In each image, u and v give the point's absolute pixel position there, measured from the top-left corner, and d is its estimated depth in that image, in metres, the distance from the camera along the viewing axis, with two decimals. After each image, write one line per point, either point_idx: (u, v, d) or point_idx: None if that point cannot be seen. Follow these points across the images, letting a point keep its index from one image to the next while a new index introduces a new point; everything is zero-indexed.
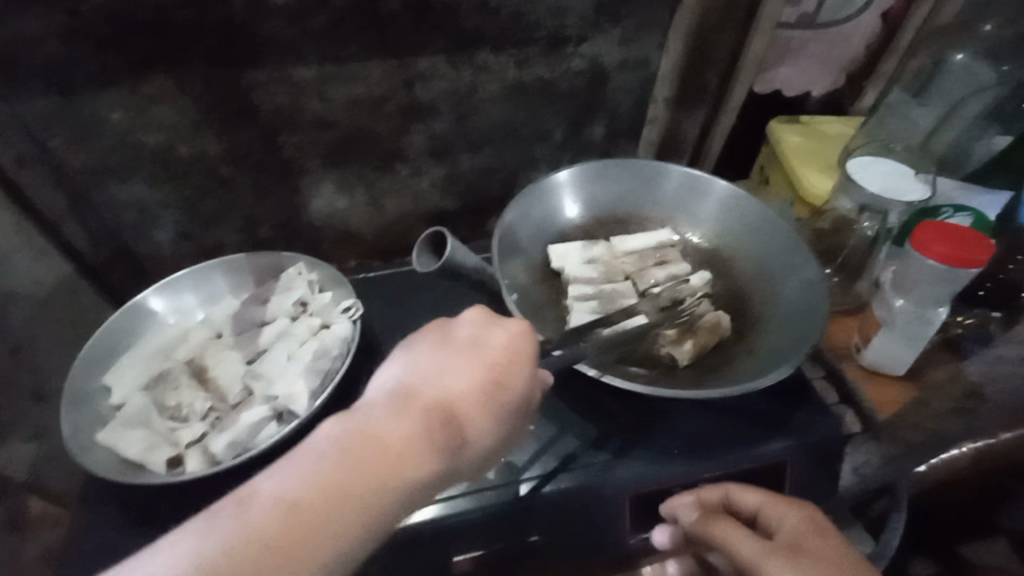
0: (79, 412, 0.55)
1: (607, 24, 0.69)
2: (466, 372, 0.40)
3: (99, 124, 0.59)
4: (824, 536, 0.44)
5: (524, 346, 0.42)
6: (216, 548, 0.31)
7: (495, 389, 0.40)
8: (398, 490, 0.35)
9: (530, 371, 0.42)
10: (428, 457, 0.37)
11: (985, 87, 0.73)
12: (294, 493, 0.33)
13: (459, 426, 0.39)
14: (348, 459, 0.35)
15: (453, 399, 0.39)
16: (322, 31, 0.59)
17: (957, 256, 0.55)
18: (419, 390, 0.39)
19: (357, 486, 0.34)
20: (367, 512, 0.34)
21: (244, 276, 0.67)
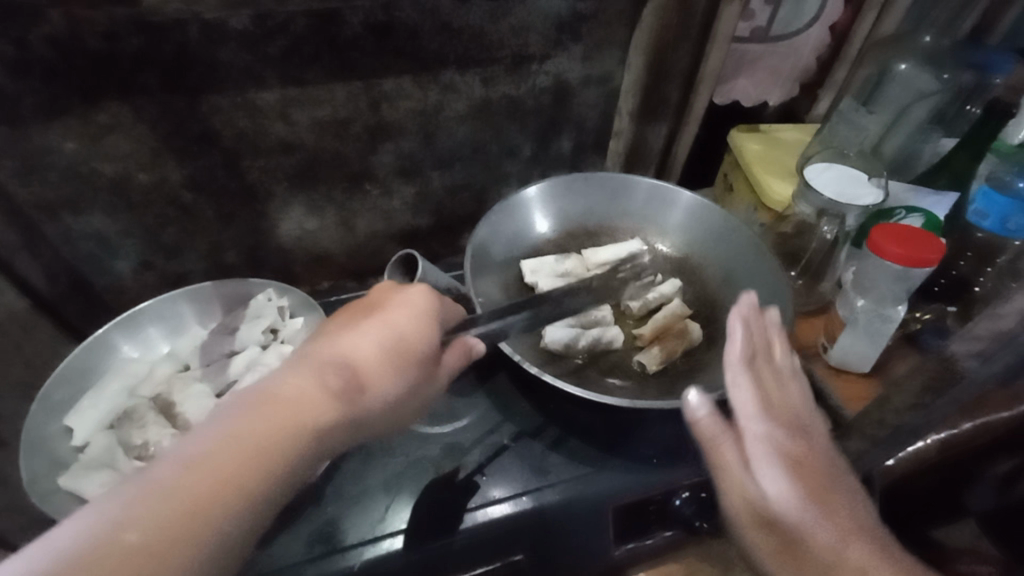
0: (37, 457, 0.52)
1: (568, 42, 0.71)
2: (368, 331, 0.44)
3: (51, 155, 0.57)
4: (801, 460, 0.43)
5: (423, 304, 0.47)
6: (131, 508, 0.33)
7: (396, 347, 0.44)
8: (304, 436, 0.38)
9: (431, 331, 0.46)
10: (330, 406, 0.40)
11: (928, 93, 0.76)
12: (201, 450, 0.35)
13: (362, 378, 0.42)
14: (251, 413, 0.37)
15: (354, 357, 0.43)
16: (284, 55, 0.59)
17: (909, 257, 0.58)
18: (322, 351, 0.43)
19: (258, 437, 0.37)
20: (273, 458, 0.36)
21: (210, 305, 0.66)
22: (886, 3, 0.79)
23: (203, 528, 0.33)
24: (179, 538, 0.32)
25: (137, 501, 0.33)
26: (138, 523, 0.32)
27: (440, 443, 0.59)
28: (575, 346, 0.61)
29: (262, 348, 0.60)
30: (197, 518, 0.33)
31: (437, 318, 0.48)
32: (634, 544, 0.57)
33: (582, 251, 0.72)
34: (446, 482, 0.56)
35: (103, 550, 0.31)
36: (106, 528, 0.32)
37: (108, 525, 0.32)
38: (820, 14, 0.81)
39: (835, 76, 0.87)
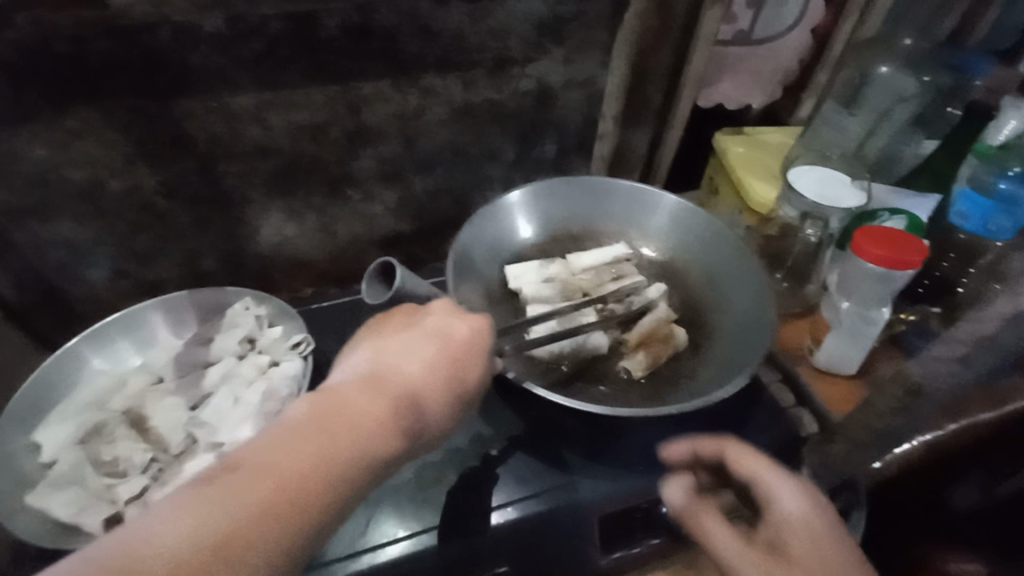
0: (1, 474, 0.51)
1: (550, 45, 0.70)
2: (429, 357, 0.44)
3: (17, 161, 0.56)
4: (824, 540, 0.40)
5: (483, 337, 0.47)
6: (208, 514, 0.33)
7: (454, 377, 0.45)
8: (369, 461, 0.38)
9: (485, 360, 0.47)
10: (394, 433, 0.40)
11: (907, 96, 0.77)
12: (272, 461, 0.36)
13: (422, 406, 0.43)
14: (322, 430, 0.38)
15: (416, 383, 0.43)
16: (258, 58, 0.58)
17: (891, 259, 0.58)
18: (385, 371, 0.43)
19: (327, 457, 0.37)
20: (342, 480, 0.37)
21: (185, 313, 0.64)
22: (865, 6, 0.80)
23: (275, 542, 0.34)
24: (254, 552, 0.33)
25: (212, 509, 0.33)
26: (211, 530, 0.33)
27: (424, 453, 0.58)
28: (559, 352, 0.61)
29: (238, 359, 0.59)
30: (268, 532, 0.34)
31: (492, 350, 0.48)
32: (620, 553, 0.54)
33: (566, 255, 0.71)
34: (428, 493, 0.55)
35: (177, 552, 0.31)
36: (179, 531, 0.32)
37: (181, 528, 0.32)
38: (801, 17, 0.81)
39: (816, 79, 0.87)
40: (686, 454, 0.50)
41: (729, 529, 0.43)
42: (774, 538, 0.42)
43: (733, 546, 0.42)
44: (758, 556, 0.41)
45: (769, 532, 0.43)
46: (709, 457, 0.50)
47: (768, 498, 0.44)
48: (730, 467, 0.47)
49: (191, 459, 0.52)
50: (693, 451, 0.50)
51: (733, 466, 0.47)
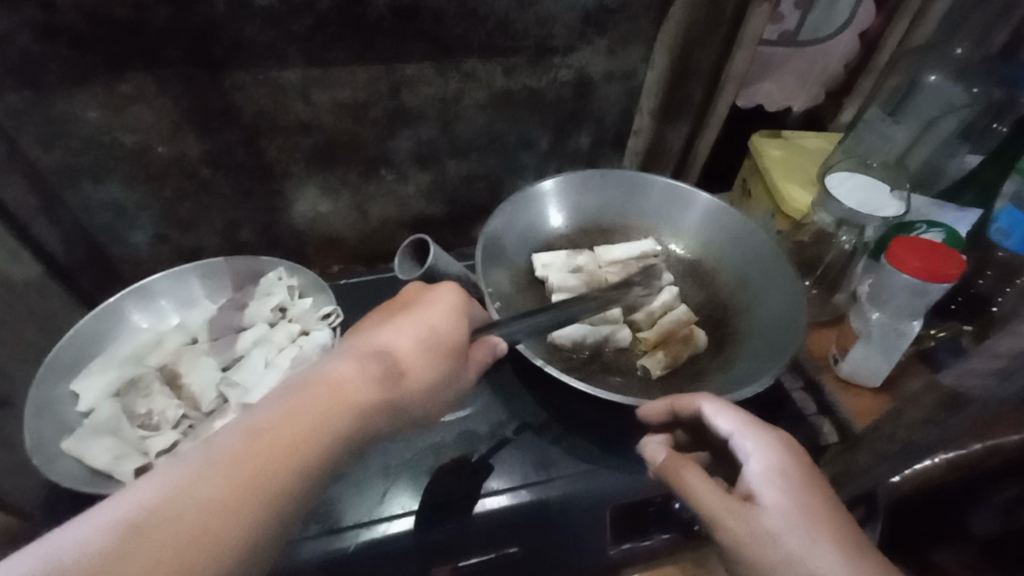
0: (43, 419, 0.53)
1: (594, 36, 0.70)
2: (407, 323, 0.45)
3: (72, 122, 0.58)
4: (805, 490, 0.41)
5: (458, 295, 0.48)
6: (186, 481, 0.33)
7: (431, 336, 0.45)
8: (354, 416, 0.38)
9: (463, 322, 0.47)
10: (373, 389, 0.40)
11: (957, 106, 0.74)
12: (254, 427, 0.36)
13: (405, 364, 0.43)
14: (301, 392, 0.38)
15: (393, 348, 0.43)
16: (307, 33, 0.59)
17: (930, 270, 0.57)
18: (360, 342, 0.43)
19: (309, 418, 0.37)
20: (321, 437, 0.36)
21: (221, 279, 0.66)
22: (919, 12, 0.78)
23: (255, 504, 0.33)
24: (234, 515, 0.33)
25: (189, 477, 0.33)
26: (197, 495, 0.33)
27: (444, 431, 0.59)
28: (583, 343, 0.61)
29: (270, 326, 0.60)
30: (252, 493, 0.33)
31: (468, 307, 0.49)
32: (630, 544, 0.57)
33: (594, 247, 0.71)
34: (446, 470, 0.56)
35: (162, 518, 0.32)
36: (164, 499, 0.32)
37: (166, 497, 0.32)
38: (851, 20, 0.79)
39: (862, 85, 0.86)
40: (665, 410, 0.51)
41: (708, 478, 0.42)
42: (754, 487, 0.42)
43: (715, 495, 0.41)
44: (738, 504, 0.41)
45: (745, 483, 0.43)
46: (687, 413, 0.50)
47: (746, 451, 0.44)
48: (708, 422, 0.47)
49: (221, 418, 0.53)
50: (671, 408, 0.50)
51: (709, 420, 0.47)
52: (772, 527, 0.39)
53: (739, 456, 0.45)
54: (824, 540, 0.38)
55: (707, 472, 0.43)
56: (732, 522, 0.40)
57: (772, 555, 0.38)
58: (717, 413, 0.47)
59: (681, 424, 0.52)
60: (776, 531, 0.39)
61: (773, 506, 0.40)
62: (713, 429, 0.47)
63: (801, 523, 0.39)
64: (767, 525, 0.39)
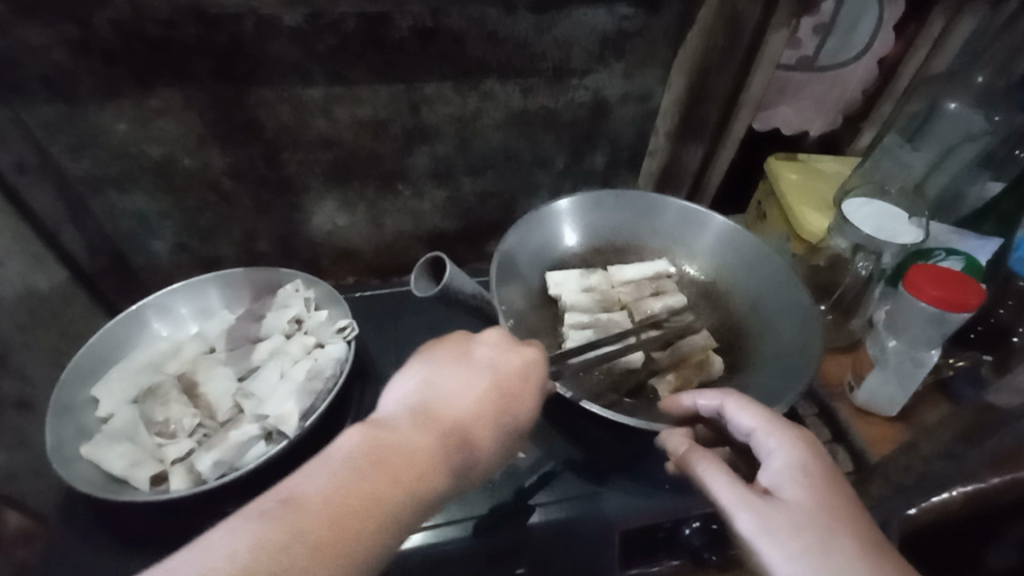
0: (63, 423, 0.54)
1: (611, 59, 0.71)
2: (481, 396, 0.45)
3: (102, 133, 0.60)
4: (824, 483, 0.42)
5: (538, 369, 0.48)
6: (256, 551, 0.32)
7: (506, 414, 0.45)
8: (419, 508, 0.38)
9: (541, 391, 0.48)
10: (445, 478, 0.40)
11: (977, 134, 0.74)
12: (325, 506, 0.35)
13: (474, 448, 0.43)
14: (379, 469, 0.38)
15: (469, 422, 0.43)
16: (331, 52, 0.60)
17: (950, 300, 0.56)
18: (439, 412, 0.43)
19: (379, 499, 0.37)
20: (389, 521, 0.37)
21: (239, 290, 0.67)
22: (938, 40, 0.78)
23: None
24: None
25: (257, 546, 0.33)
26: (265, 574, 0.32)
27: None
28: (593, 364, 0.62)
29: (286, 337, 0.61)
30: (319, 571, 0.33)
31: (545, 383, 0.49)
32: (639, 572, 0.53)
33: (607, 267, 0.72)
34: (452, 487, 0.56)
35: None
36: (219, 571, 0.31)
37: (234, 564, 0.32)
38: (870, 46, 0.79)
39: (880, 110, 0.85)
40: (687, 406, 0.53)
41: (729, 470, 0.43)
42: (774, 484, 0.43)
43: (739, 489, 0.41)
44: (759, 499, 0.41)
45: (768, 477, 0.43)
46: (709, 411, 0.51)
47: (768, 448, 0.45)
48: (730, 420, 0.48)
49: (236, 427, 0.54)
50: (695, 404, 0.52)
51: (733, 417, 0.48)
52: (794, 522, 0.39)
53: (761, 454, 0.45)
54: (841, 534, 0.39)
55: (727, 466, 0.44)
56: (751, 515, 0.40)
57: (786, 550, 0.38)
58: (741, 410, 0.47)
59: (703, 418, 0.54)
60: (793, 525, 0.39)
61: (796, 502, 0.41)
62: (735, 425, 0.48)
63: (820, 519, 0.39)
64: (785, 518, 0.39)
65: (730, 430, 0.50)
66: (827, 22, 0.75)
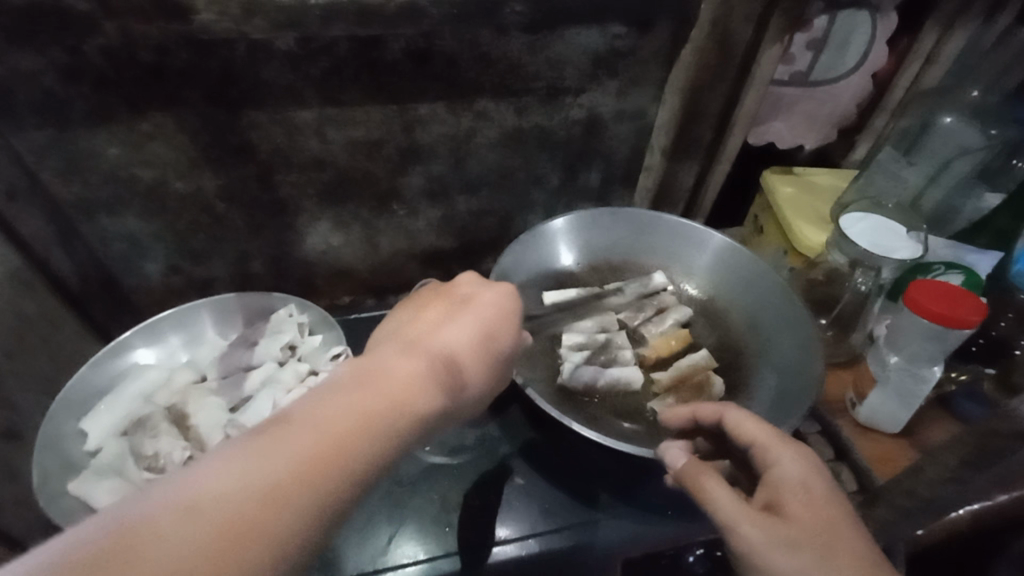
0: (49, 458, 0.53)
1: (605, 77, 0.71)
2: (466, 326, 0.44)
3: (92, 158, 0.59)
4: (820, 497, 0.41)
5: (510, 304, 0.47)
6: (257, 460, 0.32)
7: (486, 341, 0.45)
8: (415, 420, 0.37)
9: (515, 326, 0.47)
10: (434, 390, 0.39)
11: (970, 149, 0.75)
12: (319, 418, 0.35)
13: (458, 370, 0.42)
14: (368, 386, 0.37)
15: (452, 348, 0.43)
16: (323, 75, 0.60)
17: (950, 317, 0.55)
18: (422, 340, 0.43)
19: (375, 409, 0.36)
20: (387, 428, 0.36)
21: (232, 315, 0.66)
22: (930, 55, 0.78)
23: (321, 481, 0.32)
24: (303, 491, 0.32)
25: (259, 456, 0.32)
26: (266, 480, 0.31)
27: (448, 473, 0.58)
28: (592, 385, 0.61)
29: (279, 364, 0.61)
30: (322, 474, 0.33)
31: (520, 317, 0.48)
32: None
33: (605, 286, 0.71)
34: (451, 516, 0.55)
35: (228, 499, 0.30)
36: (221, 481, 0.31)
37: (230, 477, 0.31)
38: (862, 61, 0.79)
39: (874, 124, 0.86)
40: (686, 419, 0.52)
41: (729, 487, 0.41)
42: (774, 498, 0.42)
43: (736, 503, 0.40)
44: (760, 515, 0.39)
45: (767, 495, 0.42)
46: (709, 423, 0.51)
47: (768, 464, 0.44)
48: (731, 431, 0.47)
49: None
50: (694, 416, 0.51)
51: (732, 431, 0.47)
52: (792, 537, 0.38)
53: (761, 466, 0.45)
54: (841, 558, 0.37)
55: (726, 480, 0.42)
56: (750, 529, 0.39)
57: (783, 566, 0.37)
58: (742, 424, 0.47)
59: (701, 430, 0.53)
60: (791, 542, 0.38)
61: (797, 518, 0.39)
62: (736, 438, 0.47)
63: (821, 535, 0.38)
64: (783, 535, 0.38)
65: (731, 443, 0.49)
66: (820, 38, 0.75)
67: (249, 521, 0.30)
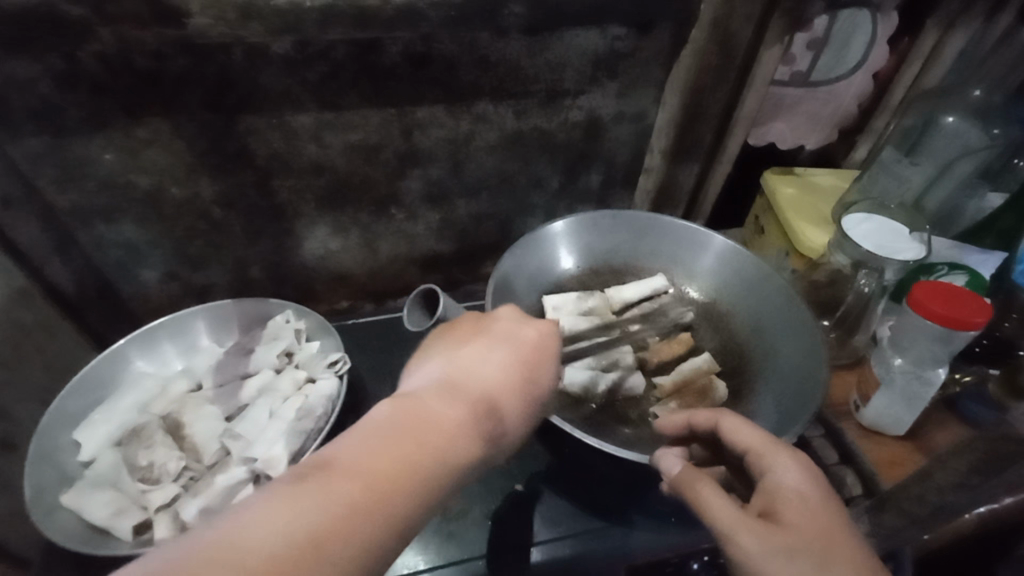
0: (43, 470, 0.52)
1: (605, 79, 0.70)
2: (507, 366, 0.42)
3: (89, 165, 0.58)
4: (817, 503, 0.40)
5: (549, 341, 0.46)
6: (290, 511, 0.30)
7: (527, 382, 0.43)
8: (451, 474, 0.36)
9: (556, 364, 0.45)
10: (474, 440, 0.37)
11: (974, 149, 0.75)
12: (358, 466, 0.33)
13: (499, 416, 0.40)
14: (407, 433, 0.35)
15: (493, 390, 0.41)
16: (320, 80, 0.59)
17: (955, 319, 0.54)
18: (462, 381, 0.41)
19: (415, 459, 0.35)
20: (425, 480, 0.34)
21: (228, 322, 0.66)
22: (931, 55, 0.77)
23: (355, 538, 0.31)
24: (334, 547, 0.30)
25: (292, 507, 0.30)
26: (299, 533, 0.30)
27: None
28: (594, 391, 0.60)
29: (276, 372, 0.60)
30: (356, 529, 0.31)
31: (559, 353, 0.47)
32: None
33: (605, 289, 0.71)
34: (453, 526, 0.55)
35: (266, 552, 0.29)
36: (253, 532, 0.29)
37: (268, 528, 0.29)
38: (863, 61, 0.79)
39: (875, 124, 0.85)
40: (682, 426, 0.52)
41: (726, 494, 0.40)
42: (770, 504, 0.41)
43: (731, 511, 0.39)
44: (757, 522, 0.39)
45: (763, 501, 0.42)
46: (704, 430, 0.50)
47: (763, 471, 0.43)
48: (726, 437, 0.47)
49: (223, 471, 0.53)
50: (689, 423, 0.51)
51: (728, 437, 0.47)
52: (790, 543, 0.37)
53: (757, 472, 0.44)
54: (836, 564, 0.36)
55: (720, 487, 0.41)
56: (749, 538, 0.38)
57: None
58: (737, 430, 0.46)
59: (698, 439, 0.53)
60: (788, 549, 0.37)
61: (794, 523, 0.39)
62: (731, 444, 0.47)
63: (818, 543, 0.37)
64: (782, 542, 0.37)
65: (727, 450, 0.49)
66: (821, 39, 0.74)
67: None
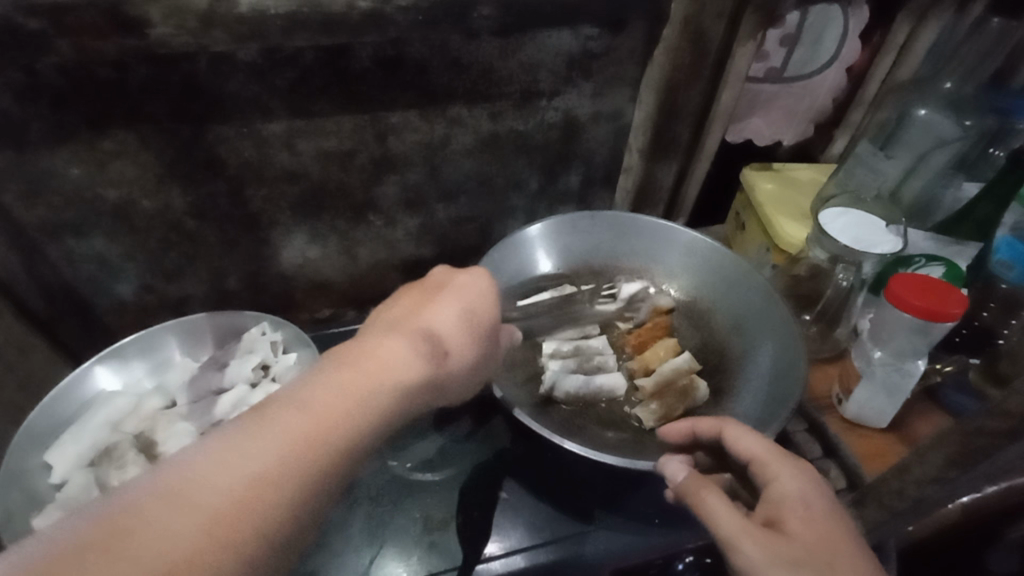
0: (11, 495, 0.52)
1: (579, 79, 0.70)
2: (447, 306, 0.47)
3: (55, 179, 0.57)
4: (824, 513, 0.40)
5: (486, 283, 0.50)
6: (242, 447, 0.33)
7: (468, 317, 0.47)
8: (404, 394, 0.39)
9: (495, 304, 0.50)
10: (419, 365, 0.41)
11: (948, 141, 0.75)
12: (312, 398, 0.36)
13: (443, 347, 0.44)
14: (355, 366, 0.39)
15: (435, 327, 0.45)
16: (290, 87, 0.59)
17: (930, 310, 0.55)
18: (404, 320, 0.44)
19: (363, 388, 0.38)
20: (374, 405, 0.37)
21: (200, 335, 0.65)
22: (902, 48, 0.78)
23: (310, 464, 0.34)
24: (287, 474, 0.33)
25: (245, 444, 0.33)
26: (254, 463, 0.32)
27: (432, 490, 0.57)
28: (576, 393, 0.61)
29: (251, 386, 0.60)
30: (312, 458, 0.34)
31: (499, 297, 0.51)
32: None
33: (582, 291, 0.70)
34: (434, 536, 0.54)
35: (219, 487, 0.31)
36: (212, 466, 0.32)
37: (231, 461, 0.32)
38: (837, 55, 0.79)
39: (851, 118, 0.86)
40: (684, 433, 0.51)
41: (729, 503, 0.40)
42: (775, 514, 0.40)
43: (737, 519, 0.39)
44: (760, 532, 0.38)
45: (766, 511, 0.41)
46: (706, 437, 0.50)
47: (768, 478, 0.43)
48: (728, 446, 0.47)
49: None
50: (693, 432, 0.51)
51: (730, 445, 0.47)
52: (794, 554, 0.37)
53: (760, 482, 0.44)
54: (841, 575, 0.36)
55: (728, 496, 0.41)
56: (751, 547, 0.37)
57: None
58: (740, 438, 0.46)
59: (700, 446, 0.52)
60: (794, 561, 0.37)
61: (800, 535, 0.38)
62: (734, 454, 0.47)
63: (823, 554, 0.37)
64: (787, 554, 0.37)
65: (729, 457, 0.48)
66: (793, 34, 0.74)
67: (238, 507, 0.31)
